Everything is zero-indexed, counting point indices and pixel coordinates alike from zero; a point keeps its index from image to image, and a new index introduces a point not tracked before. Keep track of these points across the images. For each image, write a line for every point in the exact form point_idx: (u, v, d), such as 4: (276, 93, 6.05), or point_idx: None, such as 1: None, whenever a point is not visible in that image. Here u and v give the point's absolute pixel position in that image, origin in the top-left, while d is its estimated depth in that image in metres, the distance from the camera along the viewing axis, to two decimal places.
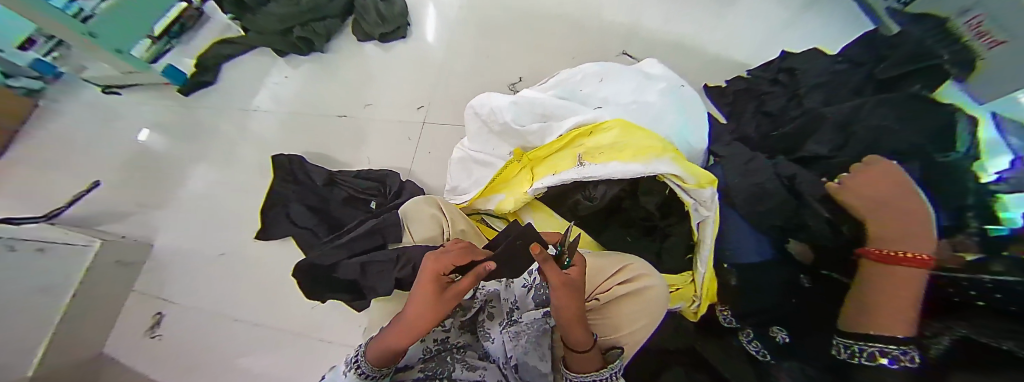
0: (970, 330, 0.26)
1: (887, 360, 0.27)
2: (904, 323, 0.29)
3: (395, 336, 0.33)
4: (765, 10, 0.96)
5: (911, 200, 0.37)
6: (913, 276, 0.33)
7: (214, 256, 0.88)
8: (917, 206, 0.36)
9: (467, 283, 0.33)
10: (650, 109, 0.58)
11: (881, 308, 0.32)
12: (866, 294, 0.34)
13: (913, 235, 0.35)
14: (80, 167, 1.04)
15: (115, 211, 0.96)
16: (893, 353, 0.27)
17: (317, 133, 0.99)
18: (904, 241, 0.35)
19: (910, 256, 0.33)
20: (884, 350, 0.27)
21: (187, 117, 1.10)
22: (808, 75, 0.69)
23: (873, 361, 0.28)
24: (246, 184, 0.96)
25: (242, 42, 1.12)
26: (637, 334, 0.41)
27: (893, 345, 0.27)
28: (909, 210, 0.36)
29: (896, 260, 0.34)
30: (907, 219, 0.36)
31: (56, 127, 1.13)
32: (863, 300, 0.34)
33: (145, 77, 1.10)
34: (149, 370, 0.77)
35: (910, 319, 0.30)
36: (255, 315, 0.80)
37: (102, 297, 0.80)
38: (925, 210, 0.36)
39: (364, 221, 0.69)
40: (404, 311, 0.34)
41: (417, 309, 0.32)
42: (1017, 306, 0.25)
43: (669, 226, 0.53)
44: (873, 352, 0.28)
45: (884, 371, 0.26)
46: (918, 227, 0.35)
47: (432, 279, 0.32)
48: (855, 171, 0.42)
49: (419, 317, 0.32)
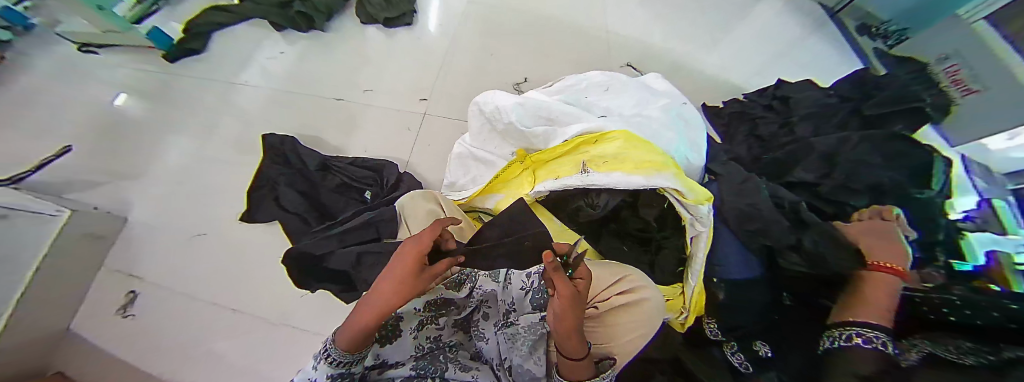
0: (940, 347, 0.27)
1: (861, 339, 0.30)
2: (881, 316, 0.32)
3: (361, 318, 0.30)
4: (764, 35, 0.99)
5: (889, 230, 0.44)
6: (886, 279, 0.37)
7: (194, 236, 0.84)
8: (893, 230, 0.43)
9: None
10: (653, 123, 0.58)
11: (864, 301, 0.35)
12: (852, 293, 0.38)
13: (886, 247, 0.41)
14: (49, 130, 0.97)
15: (84, 180, 0.90)
16: (866, 335, 0.30)
17: (312, 114, 0.95)
18: (882, 254, 0.40)
19: (887, 265, 0.38)
20: (860, 332, 0.31)
21: (171, 85, 1.04)
22: (800, 104, 0.70)
23: (848, 341, 0.31)
24: (234, 161, 0.92)
25: (236, 11, 1.08)
26: (628, 345, 0.42)
27: (867, 328, 0.30)
28: (885, 234, 0.43)
29: (878, 268, 0.39)
30: (879, 236, 0.43)
31: (23, 84, 1.05)
32: (847, 297, 0.39)
33: (128, 38, 1.04)
34: (116, 350, 0.73)
35: (886, 313, 0.33)
36: (236, 301, 0.77)
37: (68, 271, 0.75)
38: (897, 233, 0.43)
39: (358, 213, 0.67)
40: (371, 293, 0.31)
41: (388, 289, 0.29)
42: (986, 321, 0.29)
43: (665, 238, 0.54)
44: (851, 334, 0.31)
45: (860, 350, 0.29)
46: (889, 243, 0.42)
47: (411, 260, 0.29)
48: (867, 212, 0.48)
49: (392, 297, 0.29)
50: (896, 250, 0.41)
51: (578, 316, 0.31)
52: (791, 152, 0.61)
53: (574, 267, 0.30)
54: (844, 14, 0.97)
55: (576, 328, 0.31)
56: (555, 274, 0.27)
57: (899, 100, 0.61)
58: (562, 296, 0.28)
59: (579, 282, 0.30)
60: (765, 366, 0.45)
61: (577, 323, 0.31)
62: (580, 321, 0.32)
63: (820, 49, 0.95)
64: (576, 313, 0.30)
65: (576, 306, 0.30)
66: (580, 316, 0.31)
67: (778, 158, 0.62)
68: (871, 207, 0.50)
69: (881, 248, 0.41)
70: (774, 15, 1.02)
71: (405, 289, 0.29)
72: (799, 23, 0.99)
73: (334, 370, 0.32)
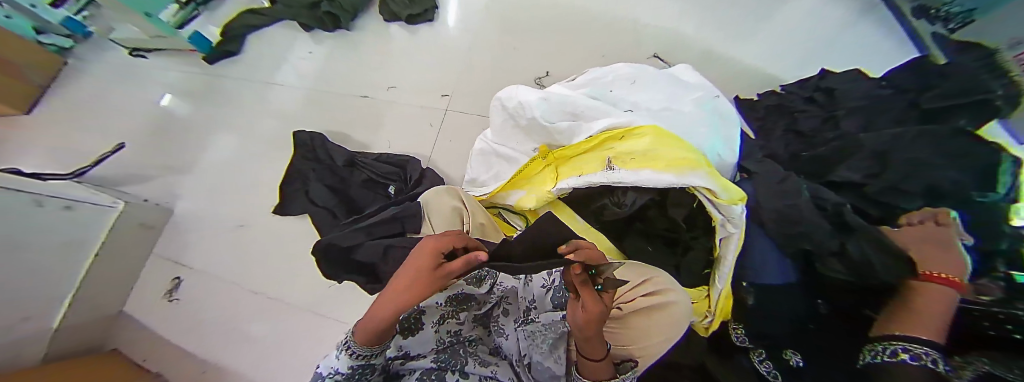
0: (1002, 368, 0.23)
1: (908, 356, 0.27)
2: (933, 329, 0.29)
3: (374, 312, 0.31)
4: (807, 21, 0.91)
5: (944, 234, 0.38)
6: (943, 291, 0.32)
7: (231, 227, 0.90)
8: (948, 235, 0.38)
9: (456, 267, 0.30)
10: (684, 118, 0.56)
11: (912, 314, 0.32)
12: (900, 306, 0.35)
13: (938, 255, 0.36)
14: (107, 129, 1.06)
15: (137, 174, 0.98)
16: (914, 351, 0.27)
17: (340, 111, 0.99)
18: (936, 262, 0.36)
19: (938, 275, 0.34)
20: (908, 347, 0.28)
21: (211, 86, 1.10)
22: (847, 97, 0.65)
23: (894, 357, 0.28)
24: (267, 157, 0.97)
25: (268, 14, 1.13)
26: (652, 348, 0.41)
27: (914, 343, 0.27)
28: (935, 239, 0.38)
29: (929, 278, 0.35)
30: (927, 242, 0.38)
31: (84, 87, 1.15)
32: (894, 312, 0.35)
33: (172, 43, 1.11)
34: (165, 331, 0.80)
35: (940, 326, 0.29)
36: (269, 289, 0.81)
37: (120, 258, 0.81)
38: (953, 237, 0.38)
39: (384, 207, 0.69)
40: (384, 290, 0.32)
41: (399, 283, 0.30)
42: None
43: (693, 238, 0.51)
44: (897, 350, 0.28)
45: (904, 368, 0.27)
46: (940, 247, 0.37)
47: (426, 253, 0.31)
48: (921, 212, 0.43)
49: (398, 293, 0.29)
50: (950, 256, 0.36)
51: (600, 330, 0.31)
52: (837, 148, 0.56)
53: (602, 280, 0.31)
54: None
55: (597, 338, 0.32)
56: (581, 286, 0.30)
57: (961, 92, 0.52)
58: (587, 312, 0.30)
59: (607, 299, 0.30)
60: (796, 376, 0.41)
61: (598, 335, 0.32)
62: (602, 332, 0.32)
63: (876, 33, 0.86)
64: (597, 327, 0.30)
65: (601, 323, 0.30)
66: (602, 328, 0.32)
67: (821, 155, 0.57)
68: (927, 208, 0.43)
69: (931, 256, 0.37)
70: None
71: (411, 285, 0.29)
72: (850, 5, 0.90)
73: (354, 362, 0.33)
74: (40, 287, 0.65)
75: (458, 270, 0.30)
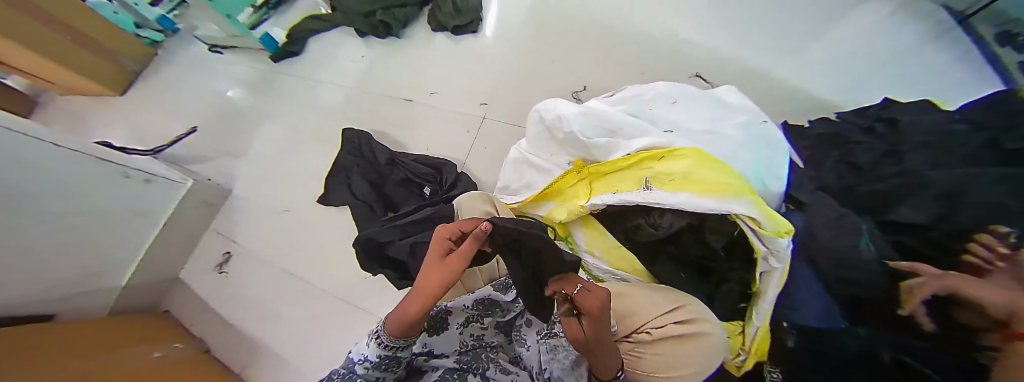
0: None
1: None
2: None
3: (406, 305, 0.33)
4: (868, 48, 0.85)
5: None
6: None
7: (278, 212, 0.97)
8: None
9: (469, 245, 0.35)
10: (727, 142, 0.54)
11: None
12: None
13: None
14: (182, 114, 1.19)
15: (203, 155, 1.09)
16: None
17: (383, 112, 1.05)
18: None
19: None
20: None
21: (273, 82, 1.21)
22: (914, 129, 0.57)
23: None
24: (314, 149, 1.04)
25: (328, 19, 1.22)
26: (683, 380, 0.39)
27: None
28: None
29: None
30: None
31: (168, 76, 1.31)
32: None
33: (243, 41, 1.23)
34: (211, 302, 0.87)
35: None
36: (304, 273, 0.86)
37: (184, 229, 0.91)
38: None
39: (420, 206, 0.72)
40: (413, 286, 0.35)
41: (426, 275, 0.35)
42: None
43: (731, 269, 0.47)
44: None
45: None
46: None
47: (437, 243, 0.37)
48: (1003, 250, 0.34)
49: (430, 281, 0.34)
50: None
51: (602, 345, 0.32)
52: (900, 185, 0.48)
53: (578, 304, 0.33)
54: (976, 20, 0.80)
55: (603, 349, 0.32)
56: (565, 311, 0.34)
57: None
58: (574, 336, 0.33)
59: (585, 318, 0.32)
60: None
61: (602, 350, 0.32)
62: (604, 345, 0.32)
63: (951, 63, 0.78)
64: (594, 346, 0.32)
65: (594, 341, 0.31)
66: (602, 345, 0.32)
67: (880, 190, 0.50)
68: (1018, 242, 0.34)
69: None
70: (885, 23, 0.87)
71: (433, 269, 0.35)
72: (919, 32, 0.83)
73: (382, 352, 0.34)
74: (113, 247, 0.73)
75: (471, 246, 0.35)
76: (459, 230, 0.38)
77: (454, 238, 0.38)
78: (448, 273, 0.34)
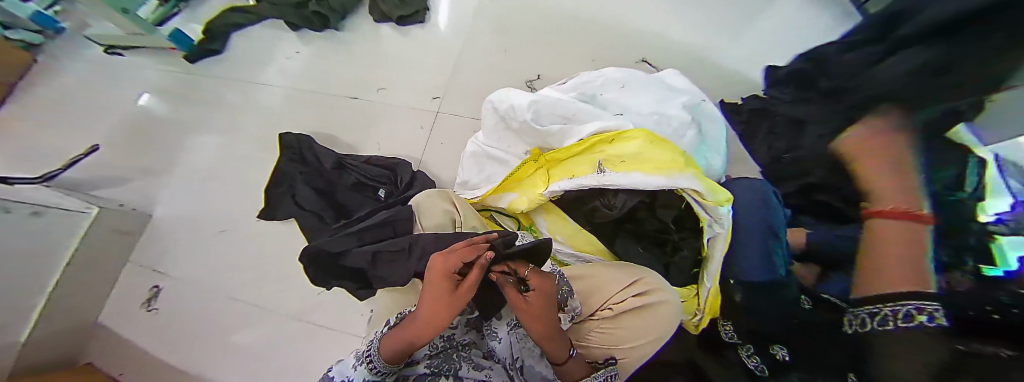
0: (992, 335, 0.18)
1: (923, 317, 0.21)
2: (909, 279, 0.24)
3: (412, 340, 0.35)
4: (787, 28, 0.94)
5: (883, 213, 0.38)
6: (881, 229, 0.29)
7: (214, 233, 0.87)
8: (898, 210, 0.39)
9: (477, 277, 0.34)
10: (672, 122, 0.57)
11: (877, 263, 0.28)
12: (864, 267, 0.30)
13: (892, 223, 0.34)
14: (80, 130, 1.02)
15: (113, 177, 0.94)
16: (928, 311, 0.21)
17: (328, 113, 0.97)
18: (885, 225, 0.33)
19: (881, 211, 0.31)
20: (920, 306, 0.22)
21: (192, 86, 1.07)
22: None
23: (909, 320, 0.22)
24: (251, 160, 0.94)
25: (253, 12, 1.09)
26: (641, 347, 0.43)
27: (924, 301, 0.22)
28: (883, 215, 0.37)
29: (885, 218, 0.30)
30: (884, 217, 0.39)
31: (54, 85, 1.10)
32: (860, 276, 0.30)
33: (149, 40, 1.06)
34: (143, 342, 0.77)
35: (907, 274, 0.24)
36: (253, 297, 0.79)
37: (95, 265, 0.78)
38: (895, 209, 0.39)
39: (375, 210, 0.68)
40: (417, 320, 0.35)
41: (432, 309, 0.34)
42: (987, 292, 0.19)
43: (682, 239, 0.51)
44: (909, 312, 0.23)
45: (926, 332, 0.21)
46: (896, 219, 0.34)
47: (441, 277, 0.35)
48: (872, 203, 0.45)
49: (438, 317, 0.34)
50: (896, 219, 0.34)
51: (547, 323, 0.36)
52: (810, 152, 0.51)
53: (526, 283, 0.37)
54: None
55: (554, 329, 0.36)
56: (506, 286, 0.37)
57: None
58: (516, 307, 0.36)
59: (528, 296, 0.36)
60: (784, 370, 0.39)
61: (551, 327, 0.36)
62: (554, 327, 0.36)
63: None
64: (540, 319, 0.36)
65: (540, 312, 0.35)
66: (547, 324, 0.36)
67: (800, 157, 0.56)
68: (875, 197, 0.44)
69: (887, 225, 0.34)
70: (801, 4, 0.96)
71: (442, 306, 0.34)
72: (828, 13, 0.93)
73: (372, 376, 0.36)
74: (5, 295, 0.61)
75: (479, 279, 0.35)
76: (461, 261, 0.36)
77: (457, 269, 0.36)
78: (457, 308, 0.35)
